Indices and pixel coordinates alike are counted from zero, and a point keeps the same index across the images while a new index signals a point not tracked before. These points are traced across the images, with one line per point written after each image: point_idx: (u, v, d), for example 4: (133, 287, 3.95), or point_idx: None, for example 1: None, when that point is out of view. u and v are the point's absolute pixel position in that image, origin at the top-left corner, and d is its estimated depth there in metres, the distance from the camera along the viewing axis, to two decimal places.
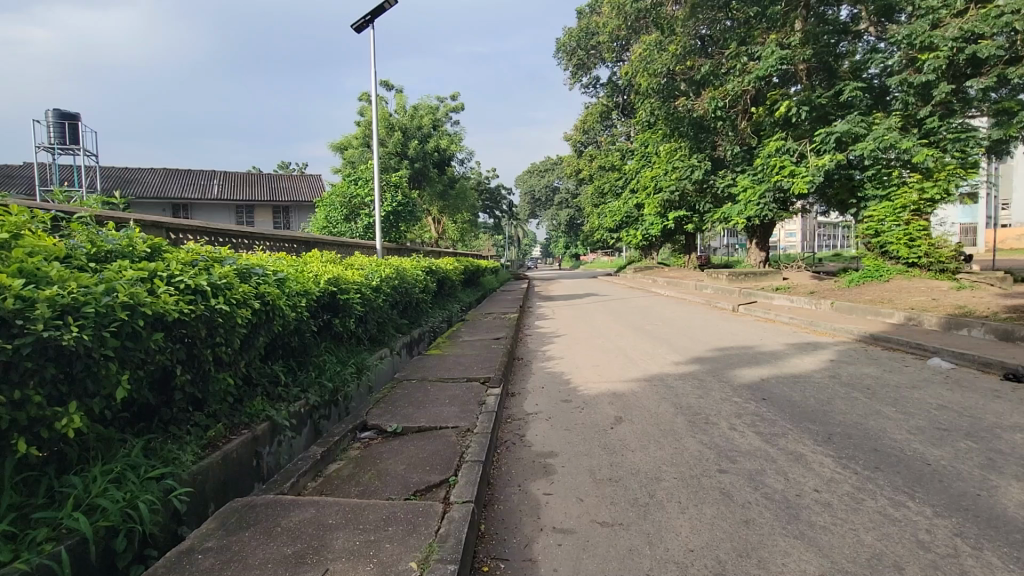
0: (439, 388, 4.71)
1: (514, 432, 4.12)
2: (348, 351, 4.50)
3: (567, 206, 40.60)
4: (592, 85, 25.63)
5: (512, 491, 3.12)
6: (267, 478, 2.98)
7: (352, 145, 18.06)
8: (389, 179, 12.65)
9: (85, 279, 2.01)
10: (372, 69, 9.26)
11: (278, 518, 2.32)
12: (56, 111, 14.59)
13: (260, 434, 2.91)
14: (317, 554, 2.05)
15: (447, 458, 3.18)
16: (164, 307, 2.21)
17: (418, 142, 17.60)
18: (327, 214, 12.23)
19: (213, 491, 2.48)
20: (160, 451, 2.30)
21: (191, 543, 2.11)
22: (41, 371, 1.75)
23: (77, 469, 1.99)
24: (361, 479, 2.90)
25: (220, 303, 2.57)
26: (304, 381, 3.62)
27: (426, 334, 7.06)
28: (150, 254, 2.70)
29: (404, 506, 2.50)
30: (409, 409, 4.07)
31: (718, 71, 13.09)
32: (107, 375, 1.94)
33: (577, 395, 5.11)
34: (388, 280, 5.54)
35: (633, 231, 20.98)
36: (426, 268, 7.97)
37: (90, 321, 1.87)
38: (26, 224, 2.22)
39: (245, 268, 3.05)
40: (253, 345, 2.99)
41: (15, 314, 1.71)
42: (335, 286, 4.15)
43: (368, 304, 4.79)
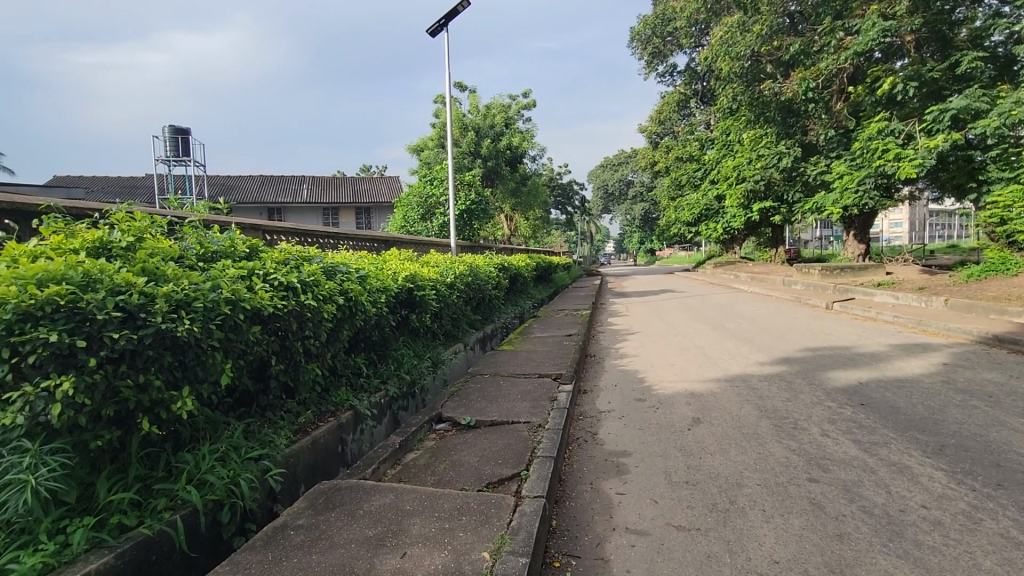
0: (512, 383, 4.77)
1: (586, 430, 4.08)
2: (424, 345, 4.68)
3: (641, 199, 39.48)
4: (669, 73, 24.72)
5: (584, 489, 3.09)
6: (351, 463, 3.17)
7: (428, 146, 18.68)
8: (463, 178, 12.96)
9: (195, 277, 2.23)
10: (448, 71, 9.48)
11: (361, 501, 2.46)
12: (172, 127, 16.41)
13: (344, 422, 3.10)
14: (396, 537, 2.16)
15: (519, 452, 3.22)
16: (261, 302, 2.41)
17: (490, 140, 17.93)
18: (405, 214, 12.76)
19: (304, 473, 2.69)
20: (258, 434, 2.52)
21: (285, 520, 2.29)
22: (159, 359, 1.98)
23: (189, 447, 2.22)
24: (437, 469, 3.02)
25: (309, 299, 2.76)
26: (384, 373, 3.80)
27: (499, 330, 7.18)
28: (248, 253, 2.95)
29: (477, 497, 2.56)
30: (482, 404, 4.15)
31: (809, 50, 12.15)
32: (213, 363, 2.15)
33: (651, 394, 4.96)
34: (462, 277, 5.68)
35: (714, 224, 20.01)
36: (499, 264, 8.08)
37: (199, 315, 2.08)
38: (147, 228, 2.51)
39: (330, 266, 3.26)
40: (338, 339, 3.18)
41: (139, 308, 1.95)
42: (413, 283, 4.32)
43: (442, 300, 4.94)
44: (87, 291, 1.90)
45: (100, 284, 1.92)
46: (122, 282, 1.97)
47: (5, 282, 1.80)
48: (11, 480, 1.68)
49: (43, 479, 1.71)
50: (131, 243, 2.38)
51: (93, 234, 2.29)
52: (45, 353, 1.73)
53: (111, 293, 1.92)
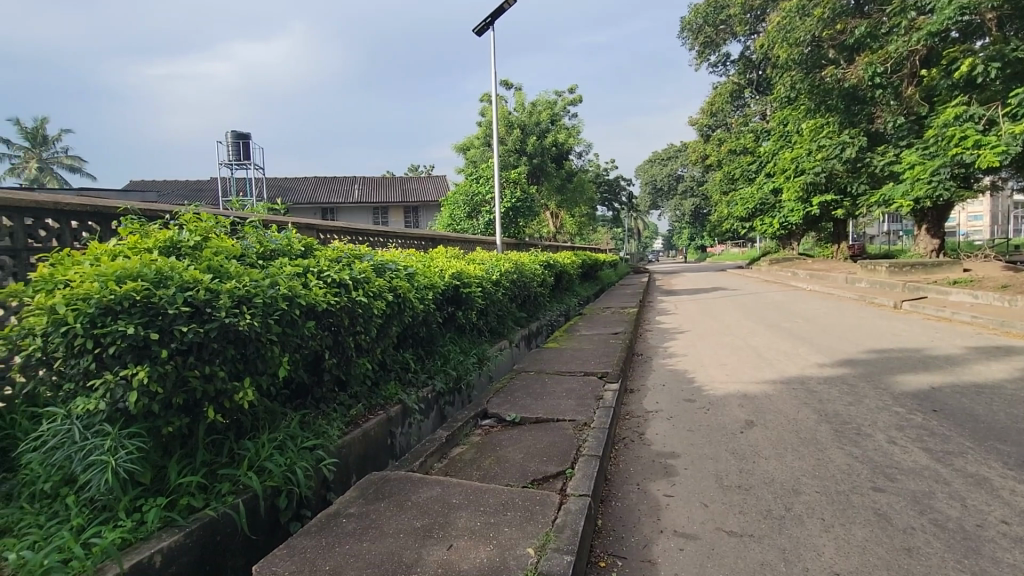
0: (557, 380, 4.76)
1: (632, 430, 4.02)
2: (470, 342, 4.74)
3: (691, 194, 38.31)
4: (722, 62, 23.85)
5: (631, 489, 3.05)
6: (400, 456, 3.25)
7: (474, 145, 18.87)
8: (509, 176, 13.00)
9: (255, 275, 2.35)
10: (494, 69, 9.52)
11: (410, 493, 2.53)
12: (235, 132, 17.33)
13: (393, 416, 3.19)
14: (443, 529, 2.20)
15: (565, 450, 3.21)
16: (315, 299, 2.51)
17: (536, 137, 17.92)
18: (451, 212, 12.93)
19: (355, 463, 2.78)
20: (313, 425, 2.63)
21: (338, 508, 2.38)
22: (223, 351, 2.10)
23: (251, 435, 2.34)
24: (483, 464, 3.05)
25: (360, 296, 2.86)
26: (430, 368, 3.88)
27: (544, 327, 7.17)
28: (304, 251, 3.08)
29: (522, 493, 2.57)
30: (527, 400, 4.16)
31: (876, 32, 11.41)
32: (272, 356, 2.26)
33: (702, 395, 4.83)
34: (507, 274, 5.71)
35: (770, 219, 19.18)
36: (544, 262, 8.05)
37: (259, 310, 2.19)
38: (212, 229, 2.67)
39: (380, 263, 3.35)
40: (387, 335, 3.27)
41: (205, 303, 2.07)
42: (459, 280, 4.39)
43: (488, 297, 4.98)
44: (159, 287, 2.04)
45: (171, 281, 2.06)
46: (189, 279, 2.11)
47: (88, 280, 1.96)
48: (94, 461, 1.85)
49: (122, 461, 1.87)
50: (198, 243, 2.54)
51: (164, 234, 2.45)
52: (123, 345, 1.88)
53: (181, 290, 2.05)
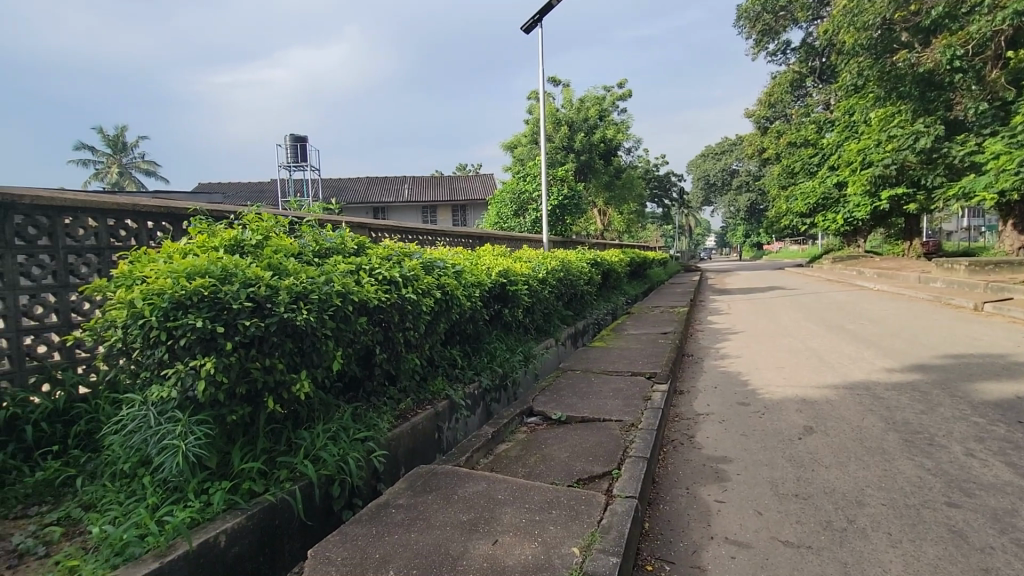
0: (604, 380, 4.70)
1: (682, 432, 3.92)
2: (517, 339, 4.76)
3: (747, 189, 36.83)
4: (782, 51, 22.75)
5: (679, 493, 2.98)
6: (447, 450, 3.32)
7: (521, 143, 18.90)
8: (556, 174, 12.95)
9: (312, 272, 2.45)
10: (542, 66, 9.47)
11: (456, 487, 2.57)
12: (293, 135, 18.14)
13: (441, 410, 3.25)
14: (488, 524, 2.23)
15: (611, 450, 3.17)
16: (367, 296, 2.59)
17: (584, 134, 17.73)
18: (498, 210, 13.01)
19: (404, 456, 2.86)
20: (365, 418, 2.72)
21: (387, 499, 2.45)
22: (282, 345, 2.20)
23: (306, 425, 2.45)
24: (528, 461, 3.06)
25: (410, 293, 2.92)
26: (477, 365, 3.93)
27: (591, 326, 7.10)
28: (357, 250, 3.19)
29: (568, 492, 2.56)
30: (573, 399, 4.14)
31: (955, 12, 10.52)
32: (326, 349, 2.35)
33: (756, 399, 4.64)
34: (554, 272, 5.69)
35: (833, 214, 18.16)
36: (591, 260, 7.97)
37: (315, 305, 2.29)
38: (272, 228, 2.81)
39: (429, 261, 3.42)
40: (435, 331, 3.34)
41: (266, 298, 2.18)
42: (506, 278, 4.42)
43: (535, 295, 4.99)
44: (224, 283, 2.17)
45: (235, 278, 2.18)
46: (251, 276, 2.23)
47: (162, 276, 2.11)
48: (167, 445, 1.99)
49: (191, 446, 2.00)
50: (260, 242, 2.68)
51: (229, 234, 2.60)
52: (193, 337, 2.01)
53: (244, 286, 2.18)
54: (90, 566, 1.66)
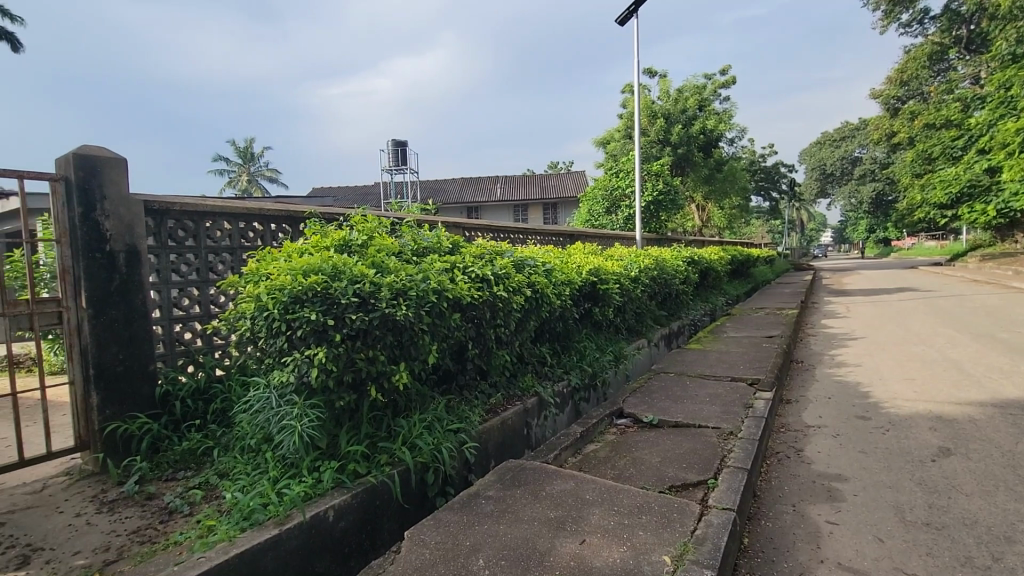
0: (700, 385, 4.48)
1: (789, 445, 3.63)
2: (607, 339, 4.68)
3: (872, 179, 33.05)
4: (918, 20, 20.14)
5: (784, 510, 2.76)
6: (535, 447, 3.35)
7: (615, 138, 18.48)
8: (650, 168, 12.50)
9: (410, 270, 2.60)
10: (637, 58, 9.18)
11: (543, 483, 2.59)
12: (395, 140, 19.19)
13: (530, 407, 3.29)
14: (576, 523, 2.22)
15: (707, 459, 3.01)
16: (461, 293, 2.70)
17: (682, 126, 16.98)
18: (590, 208, 12.83)
19: (494, 449, 2.93)
20: (458, 411, 2.83)
21: (478, 490, 2.53)
22: (384, 338, 2.36)
23: (404, 413, 2.60)
24: (617, 463, 3.01)
25: (501, 291, 2.99)
26: (566, 363, 3.92)
27: (686, 327, 6.79)
28: (452, 248, 3.32)
29: (659, 498, 2.48)
30: (666, 403, 3.99)
31: None
32: (423, 343, 2.48)
33: (879, 413, 4.16)
34: (647, 271, 5.51)
35: (981, 204, 15.76)
36: (687, 258, 7.59)
37: (413, 301, 2.42)
38: (376, 228, 3.01)
39: (520, 259, 3.47)
40: (525, 328, 3.39)
41: (370, 295, 2.35)
42: (596, 277, 4.37)
43: (626, 294, 4.88)
44: (335, 280, 2.37)
45: (344, 275, 2.38)
46: (357, 273, 2.41)
47: (283, 273, 2.34)
48: (287, 425, 2.23)
49: (306, 427, 2.22)
50: (365, 241, 2.88)
51: (338, 235, 2.82)
52: (308, 329, 2.21)
53: (351, 282, 2.36)
54: (224, 526, 1.90)
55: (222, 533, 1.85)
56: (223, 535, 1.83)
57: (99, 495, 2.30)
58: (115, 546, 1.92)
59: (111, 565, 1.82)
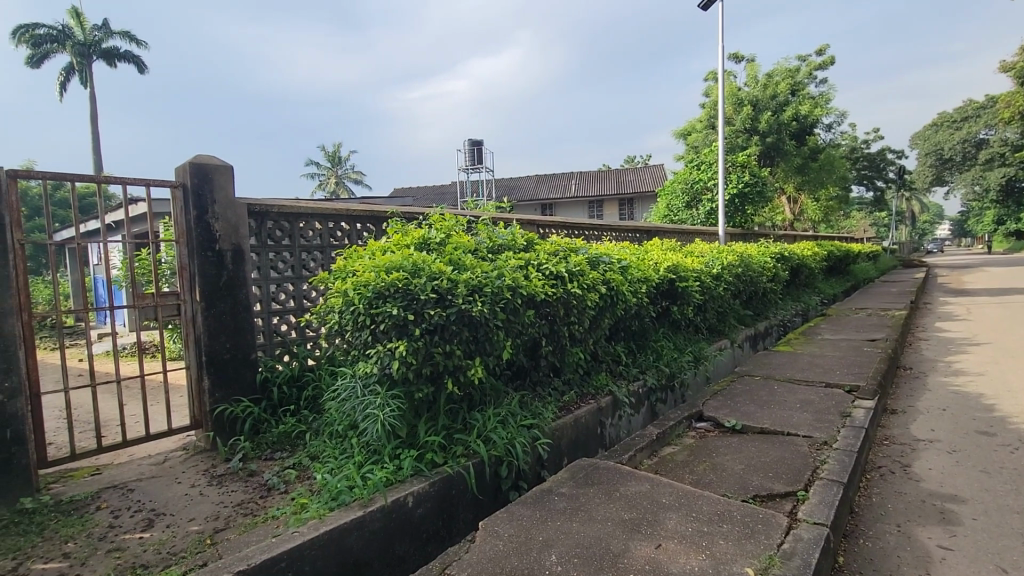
0: (790, 390, 4.18)
1: (894, 459, 3.30)
2: (687, 339, 4.50)
3: (1001, 163, 29.08)
4: None
5: (887, 530, 2.51)
6: (609, 447, 3.31)
7: (696, 129, 17.65)
8: (735, 159, 11.81)
9: (486, 267, 2.65)
10: (722, 43, 8.72)
11: (617, 484, 2.54)
12: (471, 140, 19.58)
13: (604, 406, 3.25)
14: (651, 527, 2.16)
15: (798, 469, 2.81)
16: (535, 290, 2.72)
17: (771, 113, 15.91)
18: (669, 202, 12.36)
19: (567, 447, 2.92)
20: (531, 407, 2.86)
21: (551, 486, 2.54)
22: (460, 333, 2.43)
23: (480, 407, 2.67)
24: (696, 469, 2.89)
25: (576, 288, 2.97)
26: (642, 363, 3.82)
27: (774, 327, 6.36)
28: (527, 246, 3.32)
29: (742, 507, 2.34)
30: (751, 407, 3.77)
31: None
32: (497, 339, 2.52)
33: (1006, 429, 3.67)
34: (730, 268, 5.23)
35: None
36: (776, 254, 7.10)
37: (488, 298, 2.47)
38: (453, 227, 3.10)
39: (595, 256, 3.42)
40: (600, 326, 3.34)
41: (447, 291, 2.42)
42: (675, 274, 4.21)
43: (707, 292, 4.66)
44: (415, 276, 2.47)
45: (423, 272, 2.47)
46: (436, 271, 2.49)
47: (367, 270, 2.47)
48: (370, 413, 2.36)
49: (387, 416, 2.34)
50: (442, 240, 2.97)
51: (418, 233, 2.94)
52: (390, 323, 2.32)
53: (430, 279, 2.45)
54: (315, 504, 2.05)
55: (313, 511, 2.00)
56: (315, 513, 1.97)
57: (209, 469, 2.58)
58: (223, 516, 2.14)
59: (219, 533, 2.03)
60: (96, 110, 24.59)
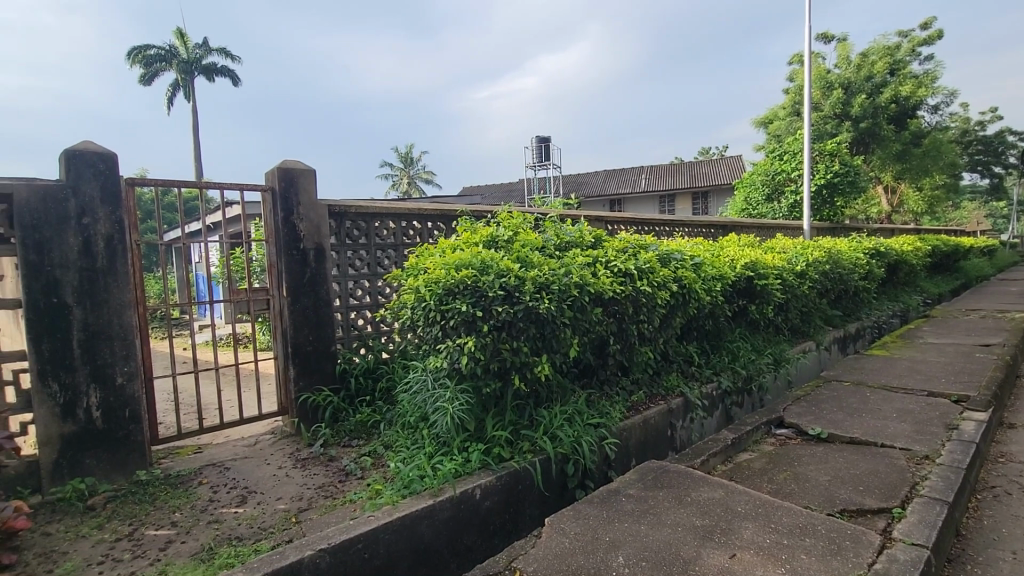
0: (885, 398, 3.83)
1: (1010, 480, 2.93)
2: (766, 341, 4.26)
3: None
4: None
5: (1001, 557, 2.25)
6: (680, 450, 3.20)
7: (779, 116, 16.57)
8: (824, 147, 10.97)
9: (553, 265, 2.64)
10: (808, 22, 8.12)
11: (688, 488, 2.45)
12: (539, 137, 19.59)
13: (675, 408, 3.14)
14: (725, 536, 2.07)
15: (893, 484, 2.58)
16: (603, 287, 2.68)
17: (865, 96, 14.64)
18: (747, 195, 11.72)
19: (635, 447, 2.86)
20: (598, 406, 2.83)
21: (619, 486, 2.49)
22: (527, 330, 2.44)
23: (546, 404, 2.67)
24: (775, 477, 2.73)
25: (646, 286, 2.89)
26: (716, 364, 3.66)
27: (868, 329, 5.86)
28: (595, 243, 3.27)
29: (827, 521, 2.19)
30: (839, 415, 3.50)
31: None
32: (564, 338, 2.51)
33: None
34: (817, 264, 4.88)
35: None
36: (871, 249, 6.52)
37: (555, 295, 2.47)
38: (521, 225, 3.12)
39: (666, 253, 3.30)
40: (671, 324, 3.24)
41: (514, 289, 2.44)
42: (753, 271, 3.98)
43: (790, 291, 4.37)
44: (483, 273, 2.51)
45: (491, 269, 2.51)
46: (504, 268, 2.52)
47: (438, 267, 2.55)
48: (440, 406, 2.44)
49: (456, 409, 2.40)
50: (510, 237, 3.00)
51: (487, 231, 2.99)
52: (459, 319, 2.37)
53: (498, 276, 2.48)
54: (389, 491, 2.15)
55: (388, 497, 2.10)
56: (388, 499, 2.07)
57: (295, 453, 2.77)
58: (306, 497, 2.29)
59: (303, 512, 2.17)
60: (197, 121, 27.05)
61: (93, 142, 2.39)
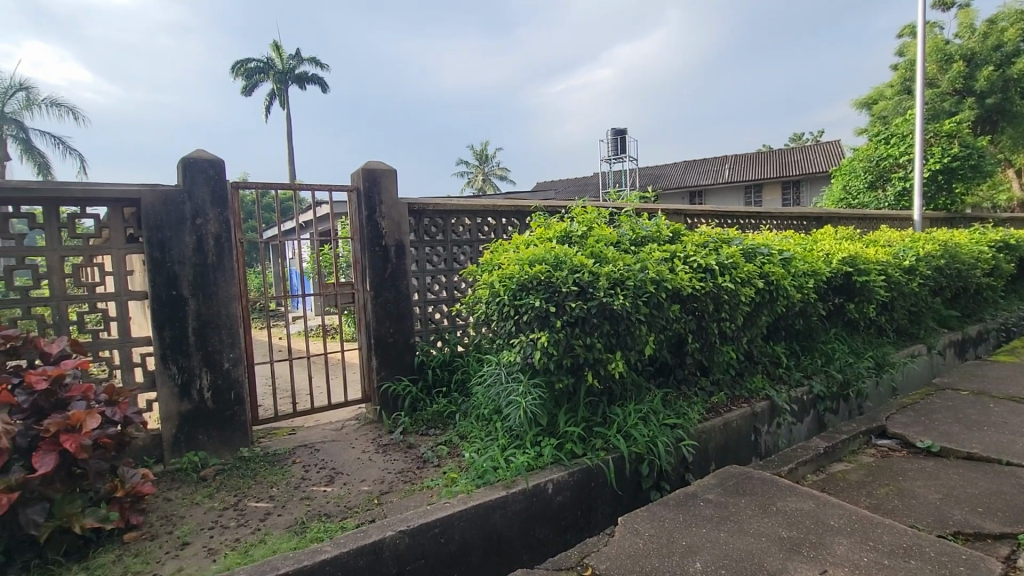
0: (1013, 410, 3.37)
1: None
2: (866, 342, 3.90)
3: None
4: None
5: None
6: (764, 456, 3.02)
7: (885, 95, 15.03)
8: (940, 128, 9.79)
9: (628, 260, 2.58)
10: None
11: (774, 497, 2.31)
12: (615, 130, 19.16)
13: (759, 412, 2.96)
14: (814, 550, 1.93)
15: (1021, 508, 2.27)
16: (682, 283, 2.58)
17: (993, 67, 12.90)
18: (846, 184, 10.75)
19: (715, 451, 2.74)
20: (675, 406, 2.74)
21: (697, 489, 2.40)
22: (600, 326, 2.41)
23: (620, 401, 2.62)
24: (875, 492, 2.50)
25: (728, 282, 2.74)
26: (807, 366, 3.41)
27: (992, 332, 5.18)
28: (673, 237, 3.16)
29: (936, 543, 1.97)
30: (954, 427, 3.13)
31: None
32: (639, 335, 2.46)
33: None
34: (928, 259, 4.38)
35: None
36: (998, 242, 5.75)
37: (631, 292, 2.42)
38: (595, 220, 3.07)
39: (750, 248, 3.12)
40: (756, 323, 3.05)
41: (588, 285, 2.42)
42: (851, 267, 3.66)
43: (895, 288, 3.97)
44: (557, 269, 2.51)
45: (565, 265, 2.50)
46: (577, 263, 2.50)
47: (512, 263, 2.58)
48: (513, 400, 2.47)
49: (529, 403, 2.42)
50: (584, 232, 2.97)
51: (561, 226, 2.98)
52: (532, 315, 2.38)
53: (572, 271, 2.47)
54: (464, 480, 2.22)
55: (463, 485, 2.16)
56: (464, 488, 2.14)
57: (377, 439, 2.93)
58: (387, 480, 2.42)
59: (385, 495, 2.29)
60: (291, 127, 29.13)
61: (205, 151, 2.66)
